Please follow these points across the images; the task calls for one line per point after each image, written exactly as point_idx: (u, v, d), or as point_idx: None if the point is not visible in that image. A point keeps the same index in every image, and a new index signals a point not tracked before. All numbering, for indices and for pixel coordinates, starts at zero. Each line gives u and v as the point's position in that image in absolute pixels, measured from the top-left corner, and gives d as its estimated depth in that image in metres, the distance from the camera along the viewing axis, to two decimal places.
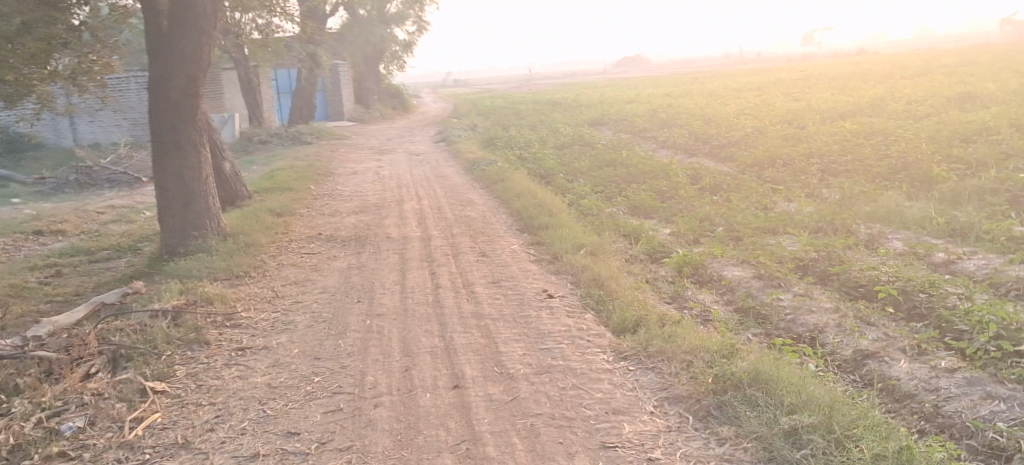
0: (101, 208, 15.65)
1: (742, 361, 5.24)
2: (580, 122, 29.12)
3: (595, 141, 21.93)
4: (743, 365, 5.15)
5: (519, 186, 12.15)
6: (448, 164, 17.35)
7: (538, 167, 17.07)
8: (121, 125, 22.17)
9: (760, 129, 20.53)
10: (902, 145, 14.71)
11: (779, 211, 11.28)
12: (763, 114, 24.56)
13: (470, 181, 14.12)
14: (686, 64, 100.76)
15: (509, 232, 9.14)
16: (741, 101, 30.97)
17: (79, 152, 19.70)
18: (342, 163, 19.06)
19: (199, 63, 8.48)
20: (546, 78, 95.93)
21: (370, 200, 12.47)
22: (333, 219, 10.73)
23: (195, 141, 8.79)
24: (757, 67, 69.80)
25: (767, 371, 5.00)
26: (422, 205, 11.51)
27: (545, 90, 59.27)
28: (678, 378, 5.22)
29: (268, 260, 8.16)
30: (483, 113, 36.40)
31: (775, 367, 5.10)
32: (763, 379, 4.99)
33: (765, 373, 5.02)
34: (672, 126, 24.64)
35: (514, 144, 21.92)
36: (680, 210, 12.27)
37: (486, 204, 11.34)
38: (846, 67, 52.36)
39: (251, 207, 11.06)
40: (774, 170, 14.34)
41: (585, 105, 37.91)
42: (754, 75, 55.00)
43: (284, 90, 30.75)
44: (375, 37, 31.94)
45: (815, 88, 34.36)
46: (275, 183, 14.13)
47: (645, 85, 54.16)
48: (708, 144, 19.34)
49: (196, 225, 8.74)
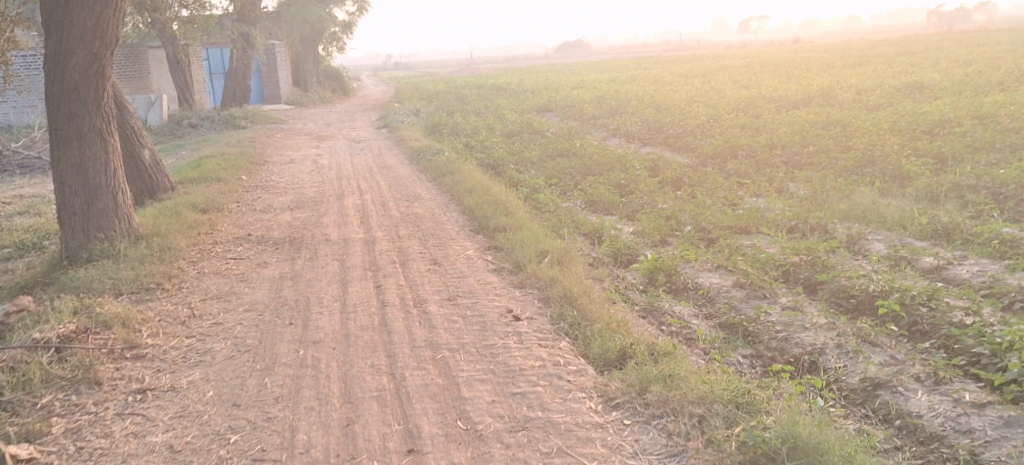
0: (7, 197, 14.11)
1: (768, 421, 4.49)
2: (527, 108, 28.27)
3: (546, 128, 21.13)
4: (775, 430, 4.38)
5: (471, 178, 11.25)
6: (392, 152, 16.33)
7: (487, 157, 16.17)
8: (36, 106, 20.13)
9: (713, 117, 20.03)
10: (863, 137, 14.29)
11: (747, 208, 10.65)
12: (714, 101, 24.11)
13: (416, 172, 13.14)
14: (627, 50, 100.80)
15: (464, 234, 8.23)
16: (689, 88, 30.55)
17: None
18: (277, 150, 17.82)
19: (103, 40, 7.25)
20: (488, 62, 94.76)
21: (307, 193, 11.40)
22: (266, 216, 9.64)
23: (101, 129, 7.54)
24: (698, 54, 70.00)
25: (811, 441, 4.23)
26: (365, 201, 10.49)
27: (488, 74, 58.12)
28: (690, 442, 4.44)
29: (188, 268, 7.08)
30: (426, 97, 35.23)
31: (810, 430, 4.35)
32: (804, 448, 4.22)
33: (808, 441, 4.26)
34: (622, 113, 24.04)
35: (461, 131, 20.97)
36: (641, 205, 11.57)
37: (435, 199, 10.42)
38: (787, 55, 52.69)
39: (172, 201, 9.86)
40: (736, 162, 13.76)
41: (531, 90, 37.07)
42: (697, 61, 55.02)
43: (215, 71, 29.04)
44: (314, 16, 30.47)
45: (762, 76, 34.23)
46: (202, 173, 12.87)
47: (590, 71, 53.59)
48: (662, 133, 18.71)
49: (103, 225, 7.51)
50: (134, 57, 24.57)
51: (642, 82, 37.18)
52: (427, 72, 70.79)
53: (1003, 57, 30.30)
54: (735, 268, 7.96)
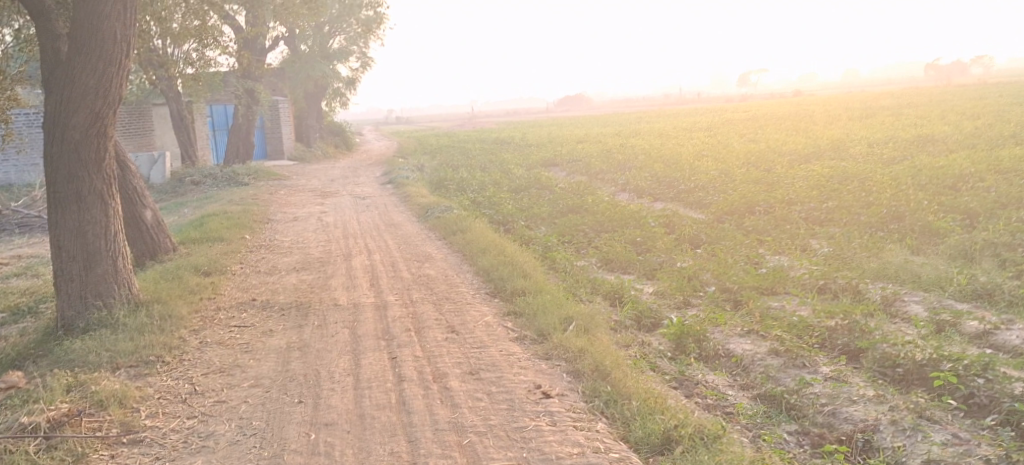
0: (5, 258, 13.76)
1: None
2: (533, 163, 28.10)
3: (554, 183, 20.88)
4: None
5: (484, 237, 10.91)
6: (399, 209, 16.04)
7: (496, 213, 15.86)
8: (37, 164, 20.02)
9: (724, 172, 19.80)
10: (883, 192, 13.99)
11: (770, 267, 10.27)
12: (722, 155, 23.95)
13: (426, 230, 12.80)
14: (628, 104, 101.70)
15: (480, 297, 7.84)
16: (695, 142, 30.48)
17: None
18: (281, 207, 17.56)
19: (106, 98, 6.97)
20: (490, 117, 95.56)
21: (314, 253, 11.06)
22: (272, 278, 9.27)
23: (102, 191, 7.19)
24: (700, 108, 70.48)
25: None
26: (375, 261, 10.13)
27: (491, 128, 58.37)
28: None
29: (190, 337, 6.64)
30: (431, 151, 35.19)
31: None
32: None
33: None
34: (630, 167, 23.85)
35: (468, 186, 20.73)
36: (659, 263, 11.22)
37: (447, 259, 10.06)
38: (789, 108, 52.95)
39: (174, 264, 9.49)
40: (754, 218, 13.43)
41: (535, 144, 37.06)
42: (700, 115, 55.26)
43: (219, 127, 29.00)
44: (319, 73, 30.56)
45: (767, 129, 34.22)
46: (204, 233, 12.54)
47: (593, 124, 53.80)
48: (673, 188, 18.42)
49: (103, 292, 7.13)
50: (138, 114, 24.54)
51: (647, 136, 37.18)
52: (431, 127, 71.16)
53: (1009, 110, 30.25)
54: (770, 335, 7.56)
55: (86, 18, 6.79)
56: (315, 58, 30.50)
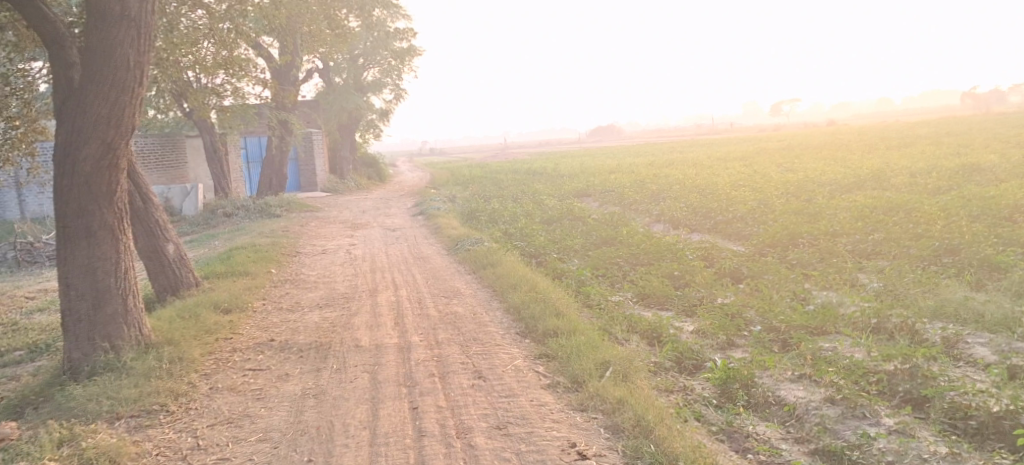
0: (33, 291, 13.64)
1: None
2: (565, 193, 27.66)
3: (587, 214, 20.41)
4: None
5: (515, 272, 10.45)
6: (428, 241, 15.70)
7: (528, 246, 15.42)
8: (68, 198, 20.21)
9: (763, 202, 19.19)
10: (934, 223, 13.28)
11: (819, 304, 9.65)
12: (760, 185, 23.32)
13: (455, 263, 12.38)
14: (660, 133, 101.08)
15: (510, 338, 7.37)
16: (731, 171, 29.84)
17: (21, 227, 17.75)
18: (310, 239, 17.33)
19: (119, 127, 6.84)
20: (521, 147, 95.62)
21: (339, 288, 10.70)
22: (294, 316, 8.91)
23: (113, 225, 7.02)
24: (734, 137, 69.66)
25: None
26: (401, 297, 9.73)
27: (524, 159, 58.17)
28: None
29: (200, 383, 6.30)
30: (463, 182, 34.98)
31: None
32: None
33: None
34: (665, 197, 23.31)
35: (499, 218, 20.35)
36: (698, 299, 10.68)
37: (476, 295, 9.64)
38: (826, 137, 51.98)
39: (193, 300, 9.19)
40: (797, 250, 12.81)
41: (568, 174, 36.66)
42: (733, 144, 54.56)
43: (252, 159, 29.09)
44: (352, 105, 30.57)
45: (806, 159, 33.46)
46: (229, 267, 12.27)
47: (626, 154, 53.34)
48: (711, 219, 17.82)
49: (112, 333, 6.93)
50: (171, 146, 24.74)
51: (682, 165, 36.61)
52: (463, 157, 71.24)
53: None
54: (830, 381, 6.88)
55: (100, 46, 6.71)
56: (348, 89, 30.55)
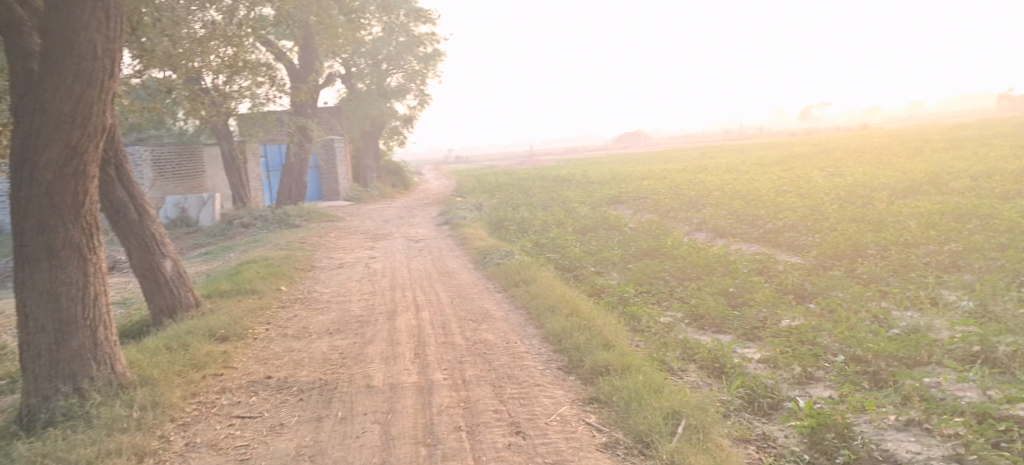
0: None
1: None
2: (597, 201, 26.42)
3: (623, 222, 19.17)
4: None
5: (552, 291, 9.25)
6: (454, 253, 14.55)
7: (561, 258, 14.22)
8: None
9: (815, 209, 17.80)
10: (1018, 232, 11.86)
11: (905, 328, 8.29)
12: (807, 190, 21.89)
13: (483, 279, 11.21)
14: (687, 139, 99.39)
15: (550, 376, 6.15)
16: (771, 176, 28.39)
17: None
18: (329, 252, 16.26)
19: (85, 128, 5.82)
20: (547, 154, 94.48)
21: (354, 309, 9.57)
22: (300, 345, 7.77)
23: (80, 245, 6.02)
24: (765, 142, 67.93)
25: None
26: (422, 320, 8.58)
27: (550, 166, 57.00)
28: None
29: (175, 438, 5.21)
30: (489, 190, 33.83)
31: None
32: None
33: None
34: (705, 204, 21.99)
35: (529, 227, 19.16)
36: (759, 321, 9.40)
37: (508, 318, 8.46)
38: (863, 141, 50.13)
39: (188, 327, 8.11)
40: (867, 263, 11.44)
41: (598, 181, 35.36)
42: (767, 148, 52.99)
43: (273, 168, 28.21)
44: (376, 111, 29.58)
45: (849, 163, 31.88)
46: (235, 284, 11.21)
47: (657, 160, 51.96)
48: (759, 230, 16.48)
49: (77, 371, 5.93)
50: (189, 155, 23.91)
51: (717, 171, 35.14)
52: (490, 165, 70.33)
53: None
54: (958, 433, 5.54)
55: (59, 30, 5.67)
56: (371, 95, 29.56)
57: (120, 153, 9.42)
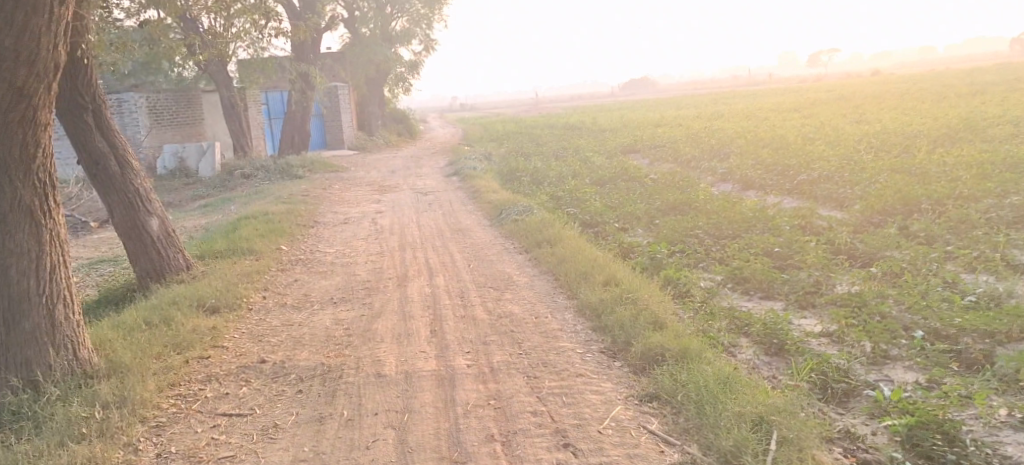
0: None
1: None
2: (612, 149, 25.27)
3: (643, 173, 18.11)
4: None
5: (582, 253, 8.28)
6: (467, 207, 13.56)
7: (582, 213, 13.23)
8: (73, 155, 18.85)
9: (848, 159, 16.67)
10: None
11: (984, 294, 7.31)
12: (836, 138, 20.70)
13: (501, 238, 10.24)
14: (695, 85, 97.27)
15: (593, 362, 5.23)
16: (794, 123, 27.14)
17: None
18: (332, 205, 15.31)
19: (32, 67, 4.82)
20: (553, 102, 92.82)
21: (360, 272, 8.66)
22: (301, 317, 6.85)
23: (32, 207, 5.16)
24: (778, 88, 66.13)
25: None
26: (437, 287, 7.65)
27: (558, 114, 55.55)
28: None
29: (146, 448, 4.39)
30: (498, 138, 32.64)
31: None
32: None
33: None
34: (728, 153, 20.86)
35: (544, 178, 18.11)
36: (810, 286, 8.46)
37: (534, 284, 7.53)
38: (883, 85, 48.40)
39: (174, 296, 7.20)
40: (923, 218, 10.40)
41: (611, 128, 34.10)
42: (782, 94, 51.43)
43: (274, 115, 27.08)
44: (380, 56, 28.27)
45: (875, 108, 30.50)
46: (230, 243, 10.25)
47: (668, 107, 50.45)
48: (791, 182, 15.44)
49: (31, 358, 5.05)
50: (186, 102, 22.75)
51: (735, 117, 33.82)
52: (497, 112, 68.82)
53: None
54: None
55: None
56: (375, 39, 28.19)
57: (100, 99, 8.55)
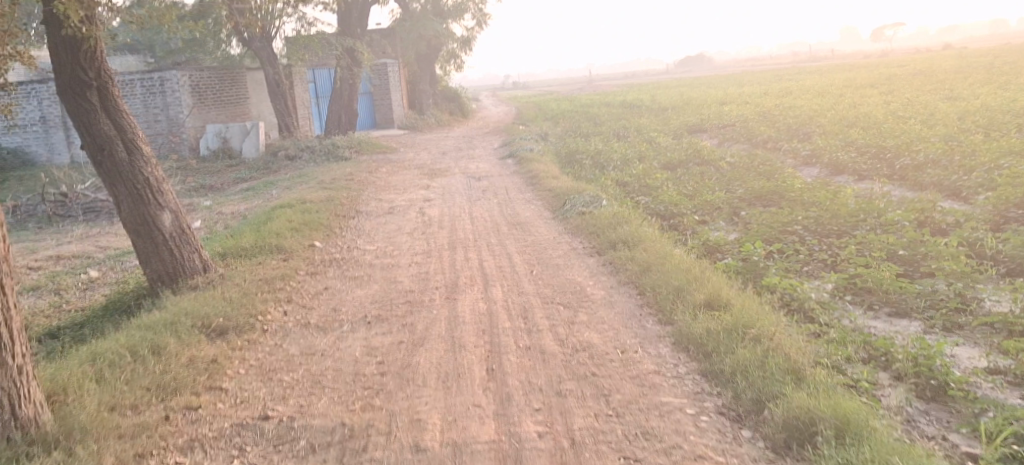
0: (37, 263, 11.04)
1: None
2: (676, 130, 23.52)
3: (717, 155, 16.42)
4: None
5: (672, 260, 6.77)
6: (524, 196, 12.17)
7: (654, 203, 11.70)
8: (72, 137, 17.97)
9: (953, 140, 14.75)
10: None
11: None
12: (931, 116, 18.65)
13: (567, 236, 8.82)
14: (752, 63, 93.69)
15: (711, 436, 4.00)
16: (874, 100, 24.98)
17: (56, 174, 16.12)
18: (377, 191, 14.07)
19: None
20: (605, 80, 90.48)
21: (404, 278, 7.34)
22: (328, 341, 5.60)
23: None
24: (843, 64, 62.87)
25: None
26: (495, 302, 6.28)
27: (611, 91, 53.50)
28: None
29: None
30: (553, 118, 31.09)
31: None
32: None
33: None
34: (807, 133, 19.00)
35: (607, 162, 16.59)
36: (953, 301, 6.88)
37: (613, 302, 6.10)
38: (961, 59, 45.22)
39: (177, 312, 5.97)
40: None
41: (672, 107, 32.18)
42: (851, 70, 48.48)
43: (322, 94, 25.98)
44: (432, 33, 26.93)
45: (963, 83, 28.00)
46: (258, 239, 9.00)
47: (729, 84, 48.07)
48: (890, 167, 13.61)
49: None
50: (231, 80, 21.19)
51: (807, 94, 31.61)
52: (551, 90, 66.86)
53: None
54: None
55: None
56: (426, 15, 26.84)
57: (108, 76, 7.39)
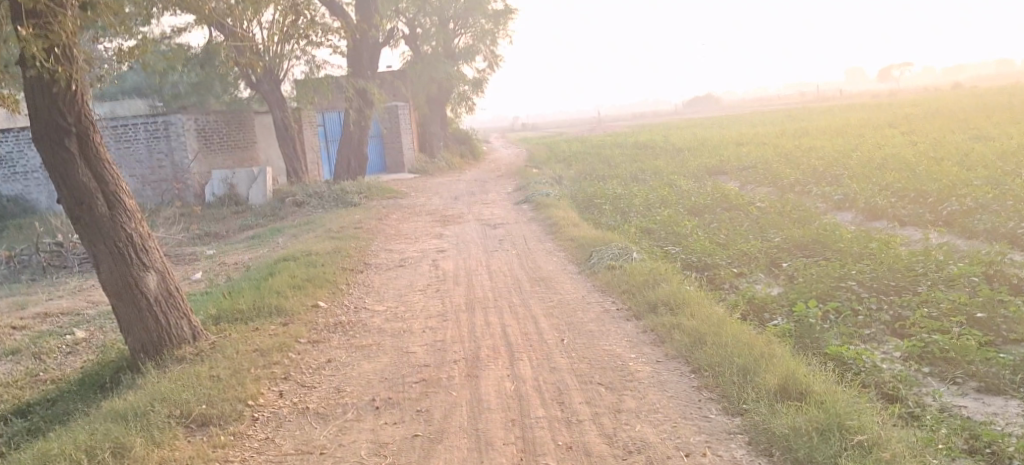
0: (23, 319, 10.23)
1: None
2: (696, 172, 22.71)
3: (745, 200, 15.54)
4: None
5: (727, 331, 5.86)
6: (545, 246, 11.32)
7: (686, 253, 10.83)
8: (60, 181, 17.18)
9: (999, 182, 13.83)
10: None
11: None
12: (966, 157, 17.76)
13: (598, 294, 7.94)
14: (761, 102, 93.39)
15: None
16: (900, 141, 24.16)
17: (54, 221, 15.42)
18: (387, 241, 13.28)
19: None
20: (614, 121, 90.12)
21: (418, 347, 6.46)
22: (329, 436, 4.78)
23: None
24: (854, 104, 62.27)
25: None
26: (526, 381, 5.41)
27: (621, 133, 52.88)
28: None
29: None
30: (566, 160, 30.38)
31: None
32: None
33: None
34: (836, 175, 18.14)
35: (628, 207, 15.74)
36: None
37: (664, 383, 5.23)
38: (977, 98, 44.42)
39: (154, 397, 5.14)
40: None
41: (688, 148, 31.45)
42: (865, 109, 47.73)
43: (331, 137, 25.36)
44: (443, 75, 26.39)
45: (989, 122, 27.16)
46: (257, 298, 8.16)
47: (742, 124, 47.38)
48: (934, 212, 12.71)
49: None
50: (238, 124, 20.62)
51: (826, 134, 30.83)
52: (560, 132, 66.33)
53: None
54: None
55: None
56: (437, 57, 26.33)
57: (89, 121, 6.66)
